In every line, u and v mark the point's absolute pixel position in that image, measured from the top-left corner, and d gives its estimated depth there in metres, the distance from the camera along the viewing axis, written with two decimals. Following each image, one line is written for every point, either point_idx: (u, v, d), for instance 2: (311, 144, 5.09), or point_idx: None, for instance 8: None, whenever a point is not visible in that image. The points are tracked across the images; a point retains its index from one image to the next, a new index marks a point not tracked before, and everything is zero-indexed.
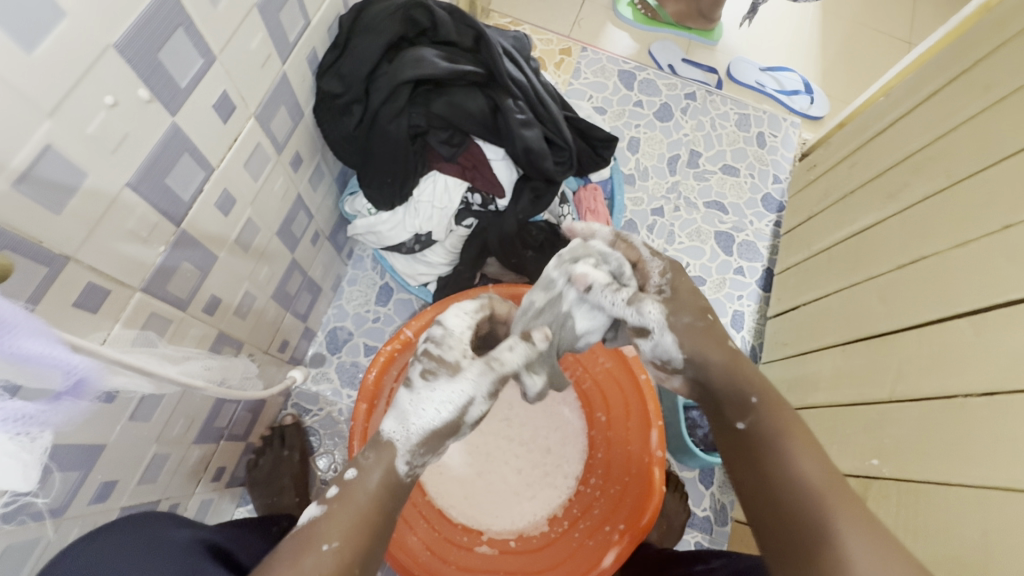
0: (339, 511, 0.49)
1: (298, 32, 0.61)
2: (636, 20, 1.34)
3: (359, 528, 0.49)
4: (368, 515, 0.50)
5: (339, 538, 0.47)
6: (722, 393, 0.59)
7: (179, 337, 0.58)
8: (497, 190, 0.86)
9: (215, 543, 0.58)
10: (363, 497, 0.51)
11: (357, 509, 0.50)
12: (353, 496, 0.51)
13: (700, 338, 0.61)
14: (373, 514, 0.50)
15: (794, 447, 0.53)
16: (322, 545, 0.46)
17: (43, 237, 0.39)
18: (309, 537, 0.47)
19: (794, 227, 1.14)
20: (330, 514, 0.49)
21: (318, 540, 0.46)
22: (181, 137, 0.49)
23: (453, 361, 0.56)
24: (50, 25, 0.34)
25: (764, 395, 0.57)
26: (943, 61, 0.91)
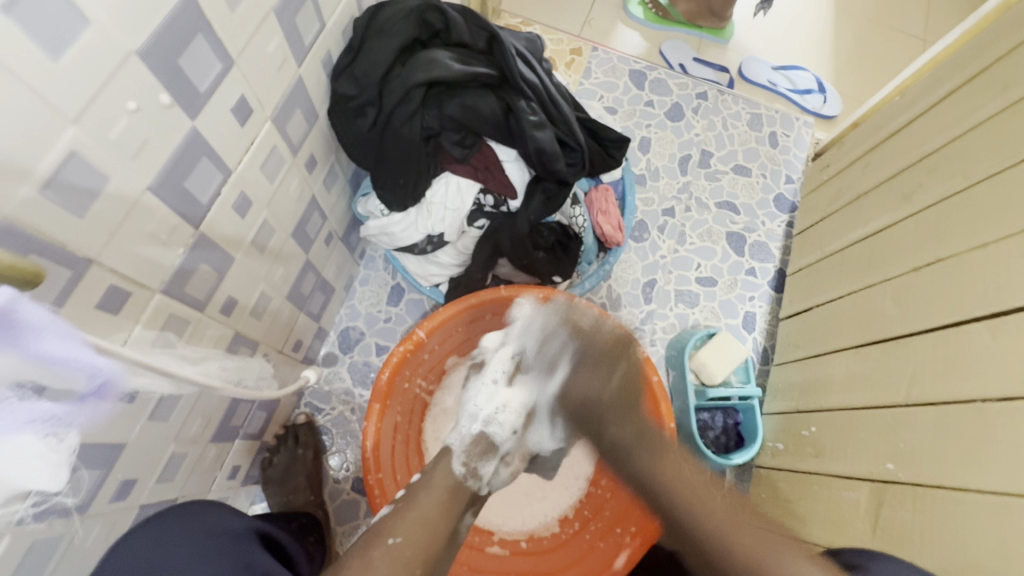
0: (403, 512, 0.58)
1: (313, 35, 0.61)
2: (647, 19, 1.33)
3: (421, 529, 0.56)
4: (428, 517, 0.57)
5: (402, 534, 0.54)
6: (604, 414, 0.71)
7: (197, 338, 0.59)
8: (508, 191, 0.86)
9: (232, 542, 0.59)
10: (427, 500, 0.60)
11: (418, 514, 0.58)
12: (414, 503, 0.60)
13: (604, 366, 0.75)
14: (433, 516, 0.58)
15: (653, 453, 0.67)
16: (389, 538, 0.54)
17: (68, 240, 0.40)
18: (379, 533, 0.54)
19: (807, 227, 1.13)
20: (398, 516, 0.57)
21: (384, 534, 0.54)
22: (200, 141, 0.49)
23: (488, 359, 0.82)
24: (75, 33, 0.35)
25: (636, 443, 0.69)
26: (959, 60, 0.90)
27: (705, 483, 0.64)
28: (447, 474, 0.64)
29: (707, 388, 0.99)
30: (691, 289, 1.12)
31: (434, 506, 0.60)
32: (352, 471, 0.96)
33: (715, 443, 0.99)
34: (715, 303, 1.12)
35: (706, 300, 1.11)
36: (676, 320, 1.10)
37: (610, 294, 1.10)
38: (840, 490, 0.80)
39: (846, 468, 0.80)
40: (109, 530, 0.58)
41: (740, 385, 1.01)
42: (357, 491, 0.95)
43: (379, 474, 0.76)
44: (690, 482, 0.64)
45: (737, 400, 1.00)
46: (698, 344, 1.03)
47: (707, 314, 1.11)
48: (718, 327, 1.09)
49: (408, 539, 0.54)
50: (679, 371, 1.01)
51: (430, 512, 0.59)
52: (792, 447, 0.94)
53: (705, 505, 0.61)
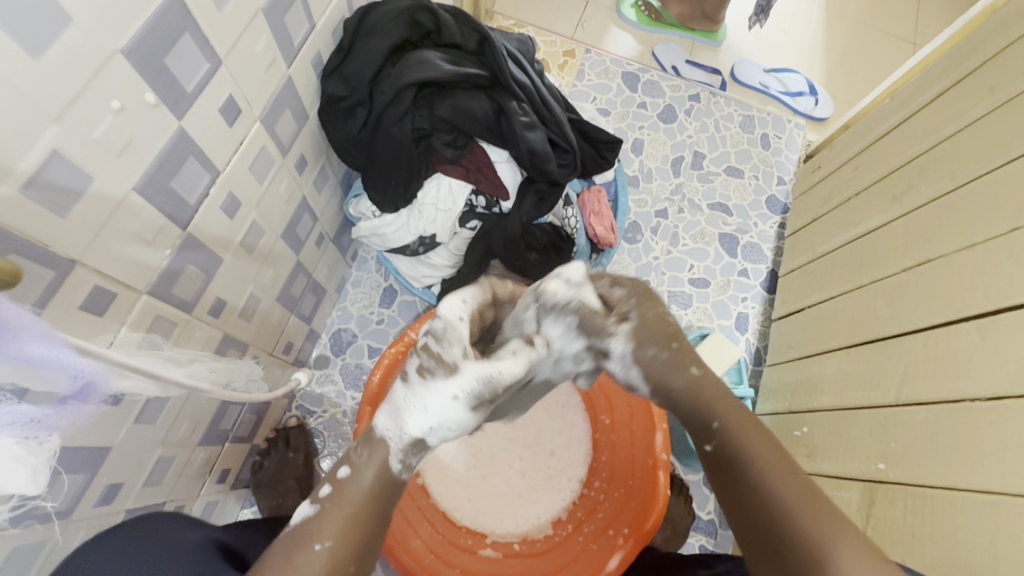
0: (333, 506, 0.50)
1: (302, 35, 0.61)
2: (640, 22, 1.34)
3: (349, 525, 0.49)
4: (359, 518, 0.50)
5: (332, 537, 0.48)
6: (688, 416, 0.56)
7: (184, 339, 0.59)
8: (501, 193, 0.86)
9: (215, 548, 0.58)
10: (355, 489, 0.51)
11: (348, 511, 0.50)
12: (345, 490, 0.51)
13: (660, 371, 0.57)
14: (365, 505, 0.50)
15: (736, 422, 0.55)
16: (315, 544, 0.47)
17: (51, 241, 0.40)
18: (301, 536, 0.48)
19: (799, 229, 1.14)
20: (322, 514, 0.49)
21: (311, 537, 0.48)
22: (187, 141, 0.49)
23: (452, 363, 0.50)
24: (58, 31, 0.35)
25: (721, 413, 0.56)
26: (950, 61, 0.90)
27: (798, 466, 0.51)
28: (378, 467, 0.52)
29: None
30: (684, 291, 1.12)
31: (364, 498, 0.51)
32: None
33: None
34: (708, 304, 1.12)
35: (699, 301, 1.12)
36: None
37: None
38: (831, 490, 0.80)
39: (838, 468, 0.80)
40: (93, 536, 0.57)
41: (733, 386, 1.01)
42: None
43: None
44: (781, 459, 0.51)
45: None
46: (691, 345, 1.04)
47: (700, 315, 1.11)
48: (711, 329, 1.09)
49: (336, 543, 0.48)
50: None
51: (362, 501, 0.50)
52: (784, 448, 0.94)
53: (803, 501, 0.48)
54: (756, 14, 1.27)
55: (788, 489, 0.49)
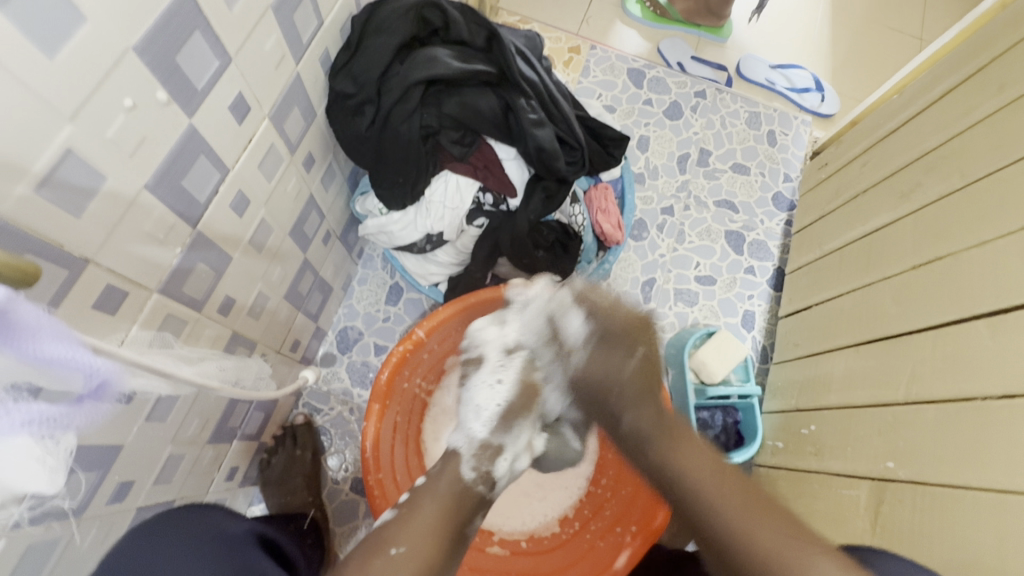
0: (407, 522, 0.59)
1: (311, 32, 0.61)
2: (645, 17, 1.33)
3: (423, 540, 0.57)
4: (432, 524, 0.59)
5: (405, 543, 0.56)
6: (620, 400, 0.70)
7: (195, 338, 0.59)
8: (508, 190, 0.86)
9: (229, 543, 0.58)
10: (428, 511, 0.61)
11: (420, 522, 0.59)
12: (417, 512, 0.61)
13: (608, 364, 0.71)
14: (435, 525, 0.59)
15: (683, 460, 0.64)
16: (391, 548, 0.56)
17: (65, 240, 0.40)
18: (380, 543, 0.57)
19: (805, 226, 1.13)
20: (401, 522, 0.59)
21: (387, 543, 0.56)
22: (198, 139, 0.49)
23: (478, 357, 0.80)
24: (72, 29, 0.34)
25: (659, 447, 0.66)
26: (959, 58, 0.90)
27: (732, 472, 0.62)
28: (454, 480, 0.65)
29: (707, 386, 0.99)
30: (690, 288, 1.12)
31: (436, 515, 0.60)
32: (351, 471, 0.96)
33: (715, 442, 0.98)
34: (714, 302, 1.11)
35: (705, 298, 1.11)
36: (674, 318, 1.10)
37: (609, 293, 1.10)
38: (840, 488, 0.80)
39: (846, 466, 0.80)
40: (105, 534, 0.57)
41: (740, 383, 1.01)
42: (357, 492, 0.95)
43: (378, 474, 0.76)
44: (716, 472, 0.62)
45: (737, 399, 0.99)
46: (698, 342, 1.03)
47: (706, 313, 1.11)
48: (718, 326, 1.09)
49: (411, 549, 0.56)
50: (679, 370, 1.01)
51: (435, 517, 0.60)
52: (792, 446, 0.94)
53: (753, 525, 0.56)
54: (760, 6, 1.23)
55: (728, 508, 0.58)
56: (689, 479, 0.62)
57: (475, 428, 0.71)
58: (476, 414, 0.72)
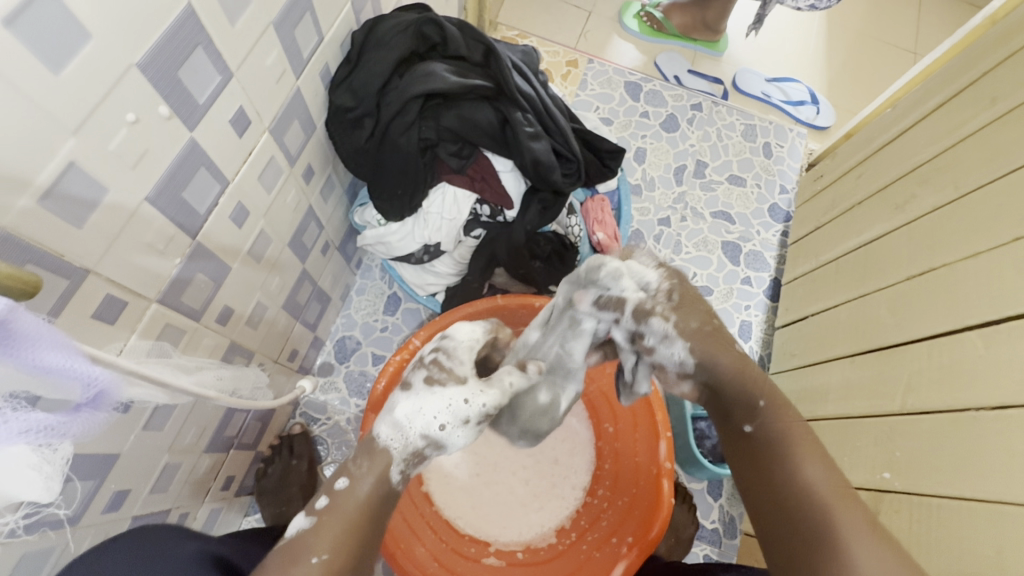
0: (327, 517, 0.52)
1: (311, 48, 0.62)
2: (642, 32, 1.35)
3: (345, 535, 0.51)
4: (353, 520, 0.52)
5: (327, 550, 0.49)
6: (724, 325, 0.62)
7: (192, 347, 0.59)
8: (505, 202, 0.87)
9: (218, 555, 0.58)
10: (348, 505, 0.53)
11: (340, 521, 0.52)
12: (343, 499, 0.53)
13: (708, 348, 0.59)
14: (358, 519, 0.52)
15: (796, 432, 0.55)
16: (311, 558, 0.49)
17: (65, 250, 0.40)
18: (297, 550, 0.49)
19: (801, 237, 1.14)
20: (317, 527, 0.51)
21: (307, 551, 0.49)
22: (199, 152, 0.50)
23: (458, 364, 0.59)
24: (77, 46, 0.35)
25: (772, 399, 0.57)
26: (951, 71, 0.91)
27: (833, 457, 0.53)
28: (382, 484, 0.54)
29: None
30: None
31: (356, 514, 0.52)
32: None
33: None
34: None
35: None
36: None
37: None
38: None
39: None
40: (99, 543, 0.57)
41: None
42: None
43: None
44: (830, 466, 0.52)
45: None
46: None
47: None
48: None
49: (332, 558, 0.49)
50: None
51: (352, 512, 0.52)
52: None
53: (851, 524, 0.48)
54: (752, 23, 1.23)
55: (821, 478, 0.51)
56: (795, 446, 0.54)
57: (419, 433, 0.55)
58: (425, 428, 0.55)
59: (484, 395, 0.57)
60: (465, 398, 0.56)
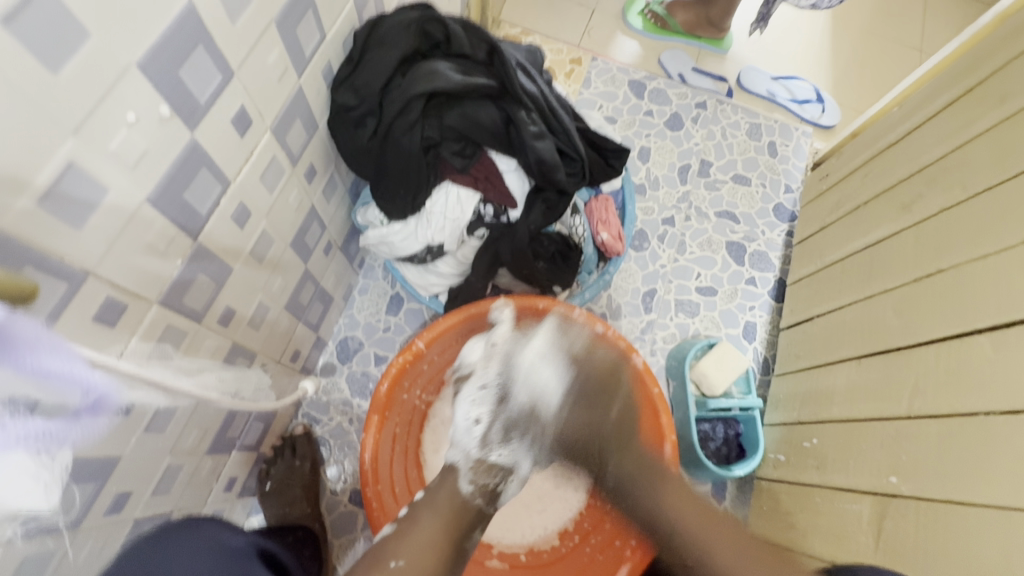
0: (406, 534, 0.63)
1: (314, 46, 0.61)
2: (646, 30, 1.34)
3: (422, 551, 0.61)
4: (433, 538, 0.63)
5: (404, 557, 0.60)
6: (604, 447, 0.75)
7: (194, 349, 0.59)
8: (509, 202, 0.86)
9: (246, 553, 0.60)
10: (428, 522, 0.65)
11: (417, 537, 0.63)
12: (416, 524, 0.65)
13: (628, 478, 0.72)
14: (438, 536, 0.64)
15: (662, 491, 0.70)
16: (390, 562, 0.59)
17: (64, 251, 0.40)
18: (379, 558, 0.60)
19: (807, 237, 1.13)
20: (397, 537, 0.63)
21: (386, 558, 0.60)
22: (200, 152, 0.49)
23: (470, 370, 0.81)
24: (75, 45, 0.35)
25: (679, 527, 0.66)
26: (958, 71, 0.90)
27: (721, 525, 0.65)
28: (450, 494, 0.69)
29: (707, 399, 0.99)
30: (691, 299, 1.12)
31: (434, 527, 0.65)
32: (350, 482, 0.95)
33: (716, 454, 0.97)
34: (715, 313, 1.11)
35: (706, 309, 1.11)
36: (676, 329, 1.10)
37: (611, 304, 1.10)
38: (843, 503, 0.79)
39: (848, 481, 0.79)
40: (101, 546, 0.57)
41: (741, 396, 1.00)
42: (355, 503, 0.94)
43: (377, 486, 0.76)
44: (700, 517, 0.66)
45: (738, 411, 0.99)
46: (699, 354, 1.03)
47: (707, 324, 1.10)
48: (719, 337, 1.08)
49: (410, 563, 0.60)
50: (679, 382, 1.01)
51: (432, 532, 0.64)
52: (793, 459, 0.93)
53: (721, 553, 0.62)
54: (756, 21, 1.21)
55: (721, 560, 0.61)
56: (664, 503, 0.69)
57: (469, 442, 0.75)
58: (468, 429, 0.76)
59: (488, 377, 0.79)
60: (478, 385, 0.79)
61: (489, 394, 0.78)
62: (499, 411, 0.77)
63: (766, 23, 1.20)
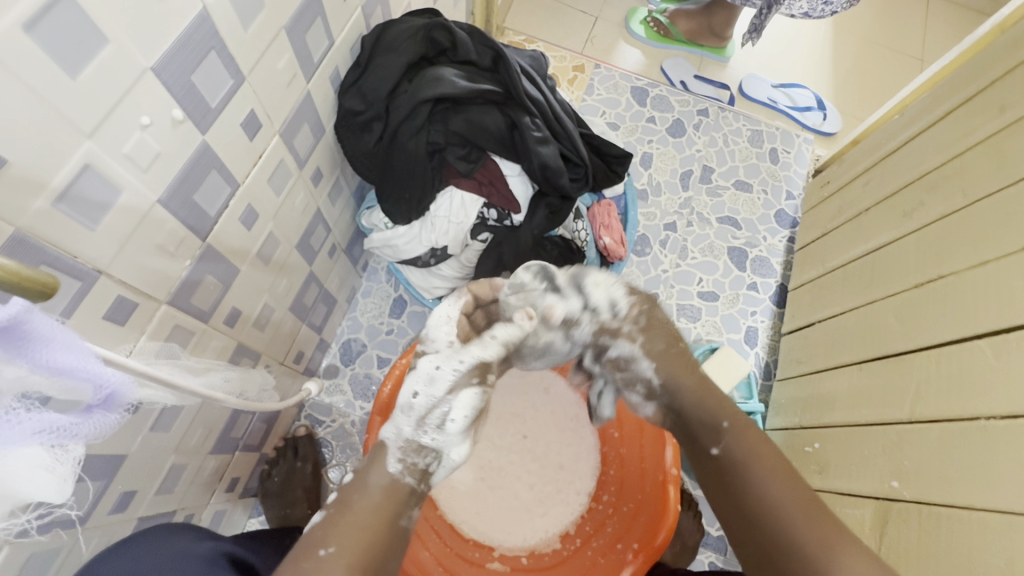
0: (337, 517, 0.54)
1: (322, 52, 0.62)
2: (649, 37, 1.35)
3: (355, 535, 0.53)
4: (364, 523, 0.54)
5: (334, 544, 0.51)
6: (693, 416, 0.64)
7: (200, 349, 0.60)
8: (512, 207, 0.87)
9: (217, 558, 0.59)
10: (363, 503, 0.56)
11: (351, 518, 0.54)
12: (351, 505, 0.55)
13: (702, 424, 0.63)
14: (369, 519, 0.54)
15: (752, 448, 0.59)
16: (320, 550, 0.51)
17: (78, 251, 0.41)
18: (307, 545, 0.52)
19: (808, 243, 1.13)
20: (330, 521, 0.54)
21: (316, 545, 0.51)
22: (210, 155, 0.50)
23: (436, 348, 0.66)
24: (95, 50, 0.36)
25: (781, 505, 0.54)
26: (959, 79, 0.91)
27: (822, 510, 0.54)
28: (383, 475, 0.58)
29: None
30: (693, 304, 1.12)
31: (368, 512, 0.55)
32: None
33: None
34: (717, 318, 1.12)
35: (708, 314, 1.12)
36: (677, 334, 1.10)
37: None
38: (845, 508, 0.79)
39: (849, 486, 0.79)
40: (104, 544, 0.57)
41: (743, 401, 1.00)
42: None
43: None
44: (783, 471, 0.57)
45: None
46: (700, 359, 1.04)
47: (709, 329, 1.11)
48: (720, 342, 1.09)
49: (340, 551, 0.51)
50: None
51: (367, 515, 0.55)
52: (795, 464, 0.93)
53: (805, 522, 0.53)
54: (749, 33, 1.19)
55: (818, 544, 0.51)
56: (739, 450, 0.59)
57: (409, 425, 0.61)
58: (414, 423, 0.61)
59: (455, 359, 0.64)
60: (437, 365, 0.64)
61: (440, 376, 0.63)
62: (447, 397, 0.61)
63: (757, 36, 1.18)
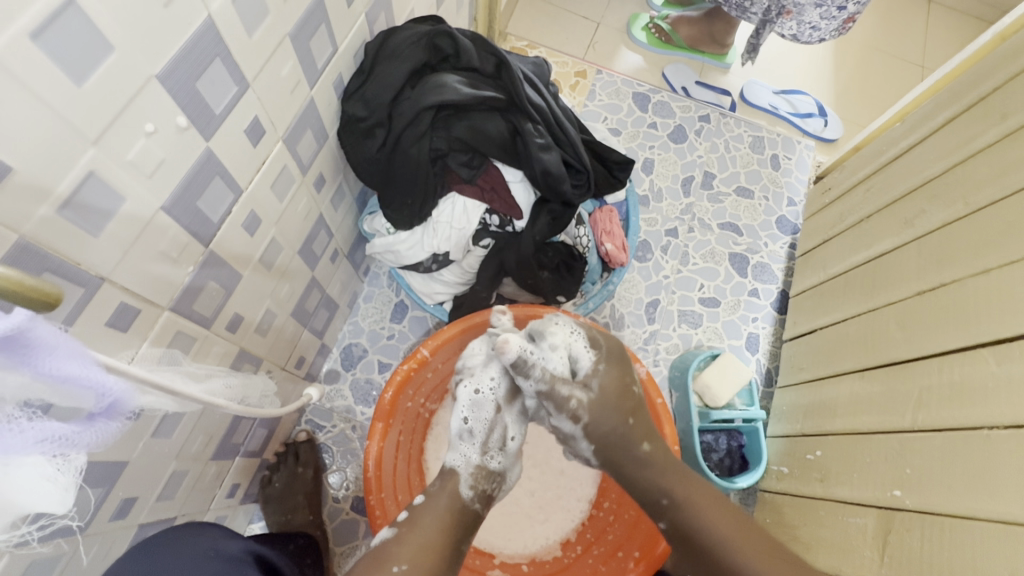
0: (407, 534, 0.60)
1: (326, 58, 0.63)
2: (650, 43, 1.36)
3: (423, 553, 0.58)
4: (430, 542, 0.60)
5: (407, 562, 0.57)
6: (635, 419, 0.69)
7: (203, 355, 0.60)
8: (514, 212, 0.88)
9: (245, 558, 0.60)
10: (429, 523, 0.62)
11: (420, 538, 0.60)
12: (418, 524, 0.61)
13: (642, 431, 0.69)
14: (434, 541, 0.60)
15: (708, 506, 0.64)
16: (394, 567, 0.56)
17: (82, 258, 0.41)
18: (383, 559, 0.57)
19: (810, 250, 1.14)
20: (400, 539, 0.59)
21: (390, 561, 0.57)
22: (214, 161, 0.50)
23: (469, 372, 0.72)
24: (101, 57, 0.36)
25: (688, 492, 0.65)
26: (960, 87, 0.91)
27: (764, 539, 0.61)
28: (453, 499, 0.65)
29: (710, 410, 0.99)
30: (694, 310, 1.12)
31: (435, 529, 0.61)
32: (353, 490, 0.95)
33: (720, 466, 0.97)
34: (718, 324, 1.12)
35: (709, 321, 1.12)
36: (679, 340, 1.10)
37: (614, 314, 1.10)
38: (847, 517, 0.79)
39: (852, 495, 0.79)
40: (106, 551, 0.57)
41: (744, 407, 1.00)
42: (357, 511, 0.94)
43: (380, 494, 0.75)
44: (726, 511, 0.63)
45: (740, 423, 0.99)
46: (702, 365, 1.03)
47: (710, 335, 1.11)
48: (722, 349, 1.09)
49: (413, 567, 0.57)
50: (683, 392, 1.01)
51: (432, 533, 0.61)
52: (797, 471, 0.93)
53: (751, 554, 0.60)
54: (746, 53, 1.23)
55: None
56: (688, 493, 0.65)
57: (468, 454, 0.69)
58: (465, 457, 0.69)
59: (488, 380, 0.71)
60: (475, 389, 0.70)
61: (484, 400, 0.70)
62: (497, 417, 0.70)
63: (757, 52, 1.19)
